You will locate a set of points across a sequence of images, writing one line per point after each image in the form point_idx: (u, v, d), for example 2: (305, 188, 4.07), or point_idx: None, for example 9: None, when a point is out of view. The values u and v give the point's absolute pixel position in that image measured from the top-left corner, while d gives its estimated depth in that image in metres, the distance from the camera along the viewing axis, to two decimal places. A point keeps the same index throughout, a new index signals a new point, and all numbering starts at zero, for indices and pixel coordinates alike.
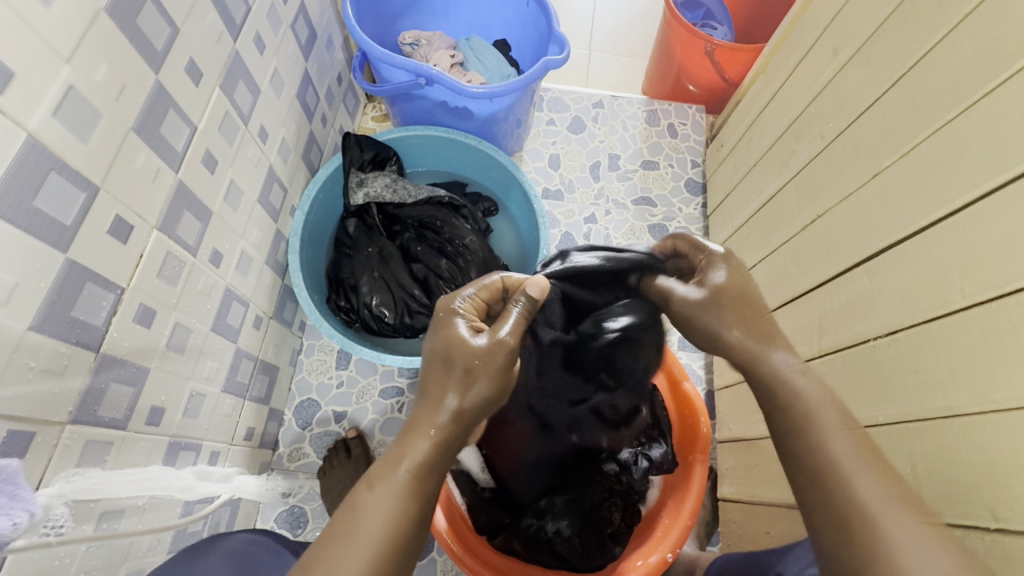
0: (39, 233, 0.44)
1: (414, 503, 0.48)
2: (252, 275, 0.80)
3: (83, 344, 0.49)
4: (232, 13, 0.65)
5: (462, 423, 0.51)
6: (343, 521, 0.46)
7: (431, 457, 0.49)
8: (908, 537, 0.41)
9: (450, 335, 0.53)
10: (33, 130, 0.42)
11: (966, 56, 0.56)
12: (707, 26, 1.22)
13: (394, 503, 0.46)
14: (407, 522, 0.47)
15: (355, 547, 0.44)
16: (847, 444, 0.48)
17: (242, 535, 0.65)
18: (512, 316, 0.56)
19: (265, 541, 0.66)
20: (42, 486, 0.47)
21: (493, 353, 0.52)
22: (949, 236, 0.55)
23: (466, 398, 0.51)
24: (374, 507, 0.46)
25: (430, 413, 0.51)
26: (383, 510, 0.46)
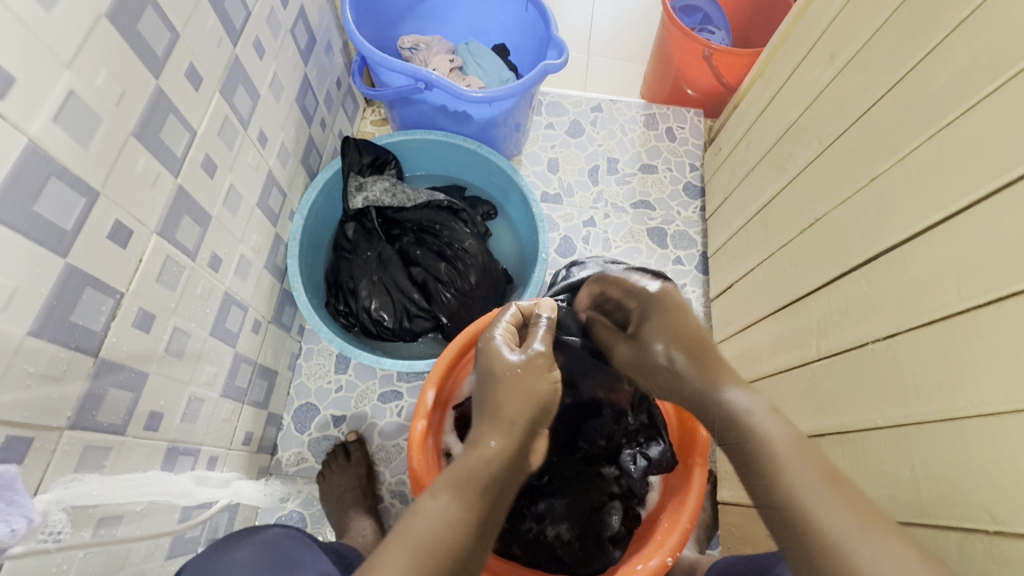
0: (38, 237, 0.44)
1: (472, 511, 0.50)
2: (251, 279, 0.79)
3: (82, 349, 0.49)
4: (232, 19, 0.65)
5: (517, 438, 0.57)
6: (403, 530, 0.48)
7: (489, 468, 0.54)
8: (872, 552, 0.43)
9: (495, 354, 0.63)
10: (33, 135, 0.42)
11: (962, 61, 0.56)
12: (704, 31, 1.23)
13: (449, 511, 0.49)
14: (463, 532, 0.48)
15: (413, 550, 0.46)
16: (804, 465, 0.50)
17: (278, 528, 0.65)
18: (540, 331, 0.68)
19: (300, 536, 0.66)
20: (40, 492, 0.46)
21: (536, 363, 0.63)
22: (947, 240, 0.55)
23: (523, 410, 0.59)
24: (432, 515, 0.48)
25: (493, 429, 0.57)
26: (439, 517, 0.48)
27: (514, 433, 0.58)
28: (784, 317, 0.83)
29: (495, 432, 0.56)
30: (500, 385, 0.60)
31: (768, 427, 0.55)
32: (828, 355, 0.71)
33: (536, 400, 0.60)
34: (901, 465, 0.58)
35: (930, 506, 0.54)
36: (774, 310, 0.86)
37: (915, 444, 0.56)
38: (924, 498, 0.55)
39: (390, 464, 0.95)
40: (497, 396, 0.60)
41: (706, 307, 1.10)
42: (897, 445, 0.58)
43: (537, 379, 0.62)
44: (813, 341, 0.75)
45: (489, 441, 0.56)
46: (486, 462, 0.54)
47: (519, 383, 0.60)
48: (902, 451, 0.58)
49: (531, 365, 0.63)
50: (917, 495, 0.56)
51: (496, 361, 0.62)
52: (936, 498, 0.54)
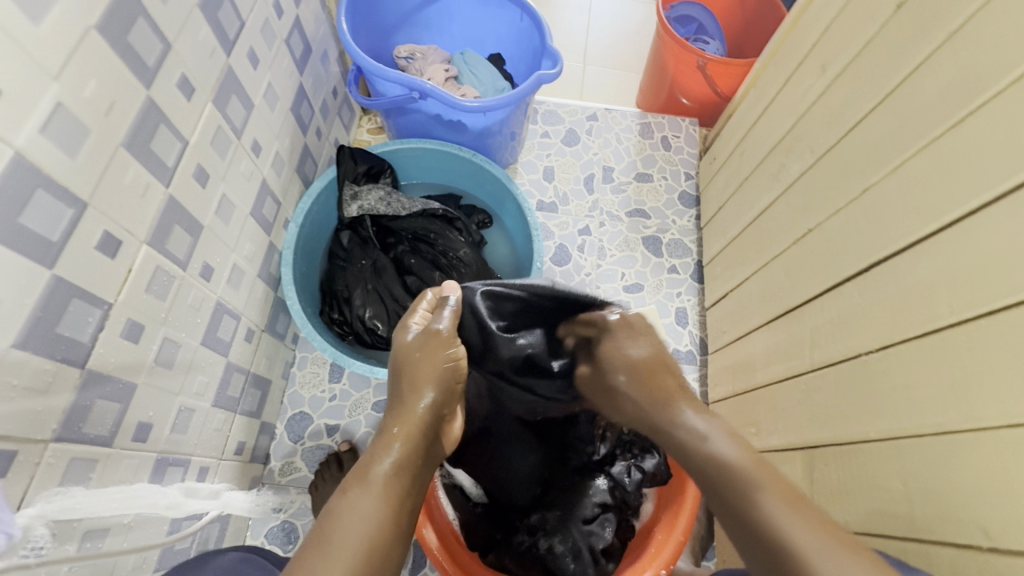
0: (24, 249, 0.43)
1: (393, 500, 0.47)
2: (244, 288, 0.79)
3: (68, 361, 0.49)
4: (225, 29, 0.65)
5: (420, 421, 0.54)
6: (320, 539, 0.43)
7: (404, 455, 0.51)
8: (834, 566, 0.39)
9: (401, 340, 0.61)
10: (19, 147, 0.42)
11: (950, 75, 0.57)
12: (699, 40, 1.25)
13: (374, 499, 0.46)
14: (392, 522, 0.46)
15: (336, 553, 0.42)
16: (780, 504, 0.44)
17: (234, 552, 0.65)
18: (449, 308, 0.64)
19: (259, 562, 0.65)
20: (23, 506, 0.46)
21: (437, 343, 0.60)
22: (939, 251, 0.55)
23: (432, 390, 0.56)
24: (352, 510, 0.45)
25: (397, 417, 0.54)
26: (362, 508, 0.45)
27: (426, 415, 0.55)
28: (778, 328, 0.83)
29: (401, 420, 0.54)
30: (404, 369, 0.58)
31: (726, 451, 0.50)
32: (822, 366, 0.71)
33: (445, 372, 0.58)
34: (893, 479, 0.57)
35: (923, 521, 0.54)
36: (768, 320, 0.86)
37: (908, 456, 0.56)
38: (917, 512, 0.55)
39: None
40: (403, 380, 0.57)
41: (702, 316, 1.10)
42: (889, 458, 0.58)
43: (446, 351, 0.60)
44: (807, 351, 0.75)
45: (393, 428, 0.53)
46: (399, 449, 0.51)
47: (422, 362, 0.58)
48: (894, 465, 0.57)
49: (436, 345, 0.60)
50: (910, 509, 0.55)
51: (400, 348, 0.59)
52: (929, 512, 0.53)
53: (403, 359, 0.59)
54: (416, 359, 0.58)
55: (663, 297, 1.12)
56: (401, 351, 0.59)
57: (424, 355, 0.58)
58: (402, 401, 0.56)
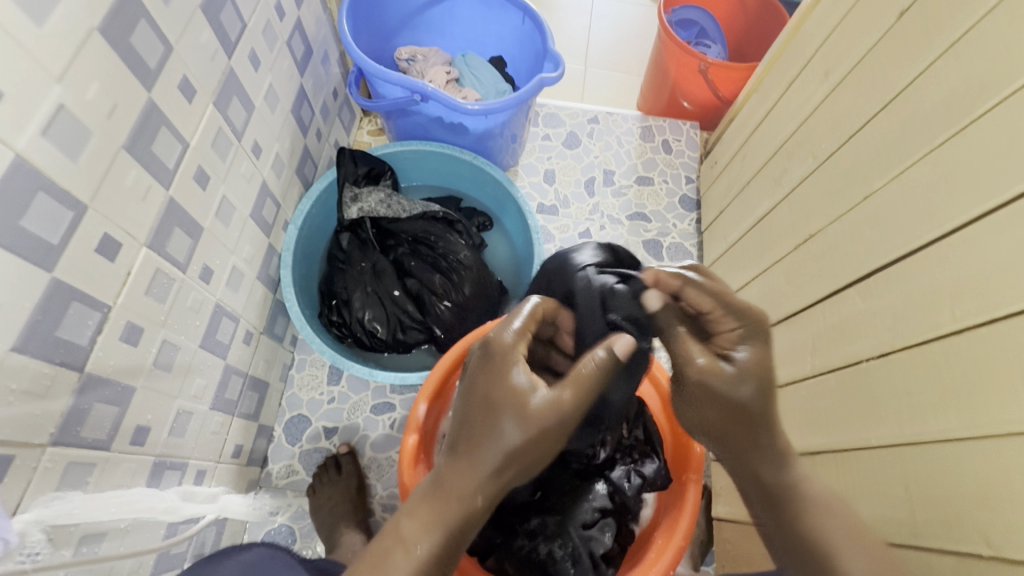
0: (24, 252, 0.43)
1: (446, 561, 0.48)
2: (243, 290, 0.79)
3: (67, 364, 0.49)
4: (227, 31, 0.65)
5: (499, 483, 0.49)
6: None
7: (463, 519, 0.48)
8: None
9: (508, 384, 0.51)
10: (21, 150, 0.42)
11: (954, 82, 0.57)
12: (700, 45, 1.26)
13: (425, 557, 0.47)
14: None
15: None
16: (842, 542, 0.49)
17: (259, 548, 0.65)
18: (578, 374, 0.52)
19: (285, 557, 0.66)
20: (19, 511, 0.45)
21: (545, 413, 0.50)
22: (941, 258, 0.55)
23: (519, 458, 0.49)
24: (405, 564, 0.46)
25: (470, 471, 0.49)
26: (410, 565, 0.46)
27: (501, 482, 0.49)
28: (779, 332, 0.82)
29: (474, 476, 0.48)
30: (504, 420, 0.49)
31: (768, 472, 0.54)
32: (823, 372, 0.71)
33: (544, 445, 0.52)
34: (894, 487, 0.57)
35: (925, 529, 0.53)
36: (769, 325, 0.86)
37: (908, 463, 0.56)
38: (918, 520, 0.54)
39: (382, 476, 0.94)
40: (498, 432, 0.49)
41: None
42: (891, 465, 0.58)
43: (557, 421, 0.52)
44: (808, 357, 0.75)
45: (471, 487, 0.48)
46: (460, 513, 0.48)
47: (523, 426, 0.49)
48: (895, 472, 0.57)
49: (545, 413, 0.50)
50: (911, 517, 0.55)
51: (508, 391, 0.50)
52: (931, 520, 0.53)
53: (511, 410, 0.49)
54: (519, 425, 0.49)
55: None
56: (508, 402, 0.50)
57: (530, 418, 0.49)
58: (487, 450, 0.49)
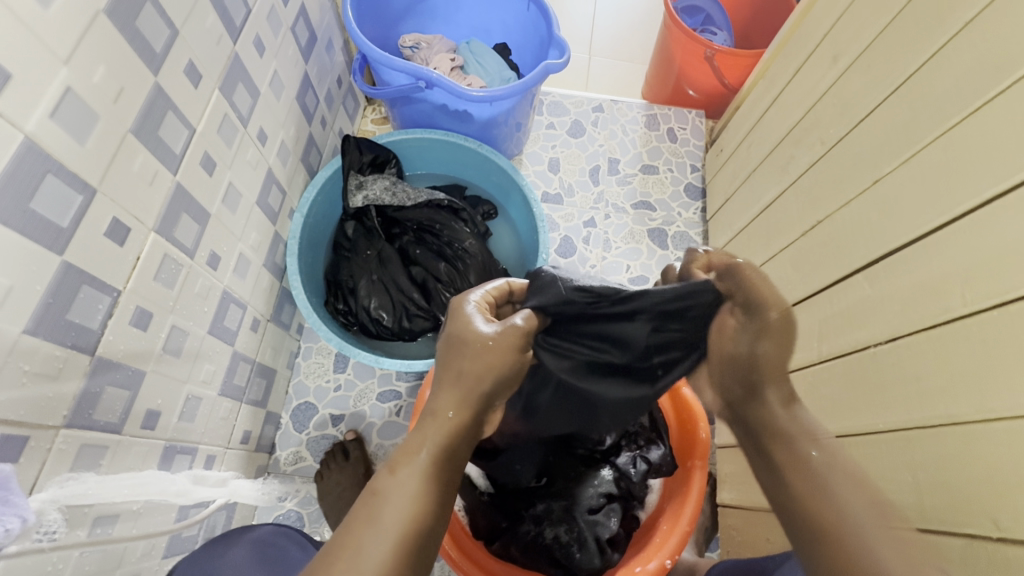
0: (34, 235, 0.43)
1: (438, 492, 0.45)
2: (250, 277, 0.79)
3: (78, 347, 0.49)
4: (232, 16, 0.65)
5: (476, 408, 0.48)
6: (366, 515, 0.43)
7: (447, 446, 0.46)
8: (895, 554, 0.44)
9: (468, 326, 0.50)
10: (30, 132, 0.42)
11: (965, 64, 0.56)
12: (706, 31, 1.22)
13: (413, 490, 0.44)
14: (430, 513, 0.44)
15: (378, 540, 0.42)
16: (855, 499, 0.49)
17: (267, 526, 0.66)
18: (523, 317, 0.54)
19: (292, 535, 0.67)
20: (35, 491, 0.46)
21: (504, 332, 0.50)
22: (948, 244, 0.55)
23: (488, 379, 0.48)
24: (393, 497, 0.44)
25: (449, 399, 0.47)
26: (401, 499, 0.43)
27: (479, 408, 0.48)
28: None
29: (445, 403, 0.47)
30: (470, 348, 0.48)
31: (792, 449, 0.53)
32: (829, 358, 0.71)
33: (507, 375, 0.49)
34: (901, 471, 0.58)
35: (931, 512, 0.54)
36: None
37: (915, 447, 0.56)
38: (926, 504, 0.55)
39: None
40: (462, 358, 0.48)
41: None
42: (898, 451, 0.58)
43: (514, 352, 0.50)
44: (815, 343, 0.75)
45: (445, 411, 0.47)
46: (443, 440, 0.46)
47: (484, 347, 0.48)
48: (902, 455, 0.58)
49: (506, 332, 0.51)
50: (918, 501, 0.55)
51: (464, 324, 0.50)
52: (937, 503, 0.53)
53: (469, 339, 0.49)
54: (484, 347, 0.48)
55: None
56: (466, 334, 0.49)
57: (486, 337, 0.49)
58: (452, 378, 0.48)
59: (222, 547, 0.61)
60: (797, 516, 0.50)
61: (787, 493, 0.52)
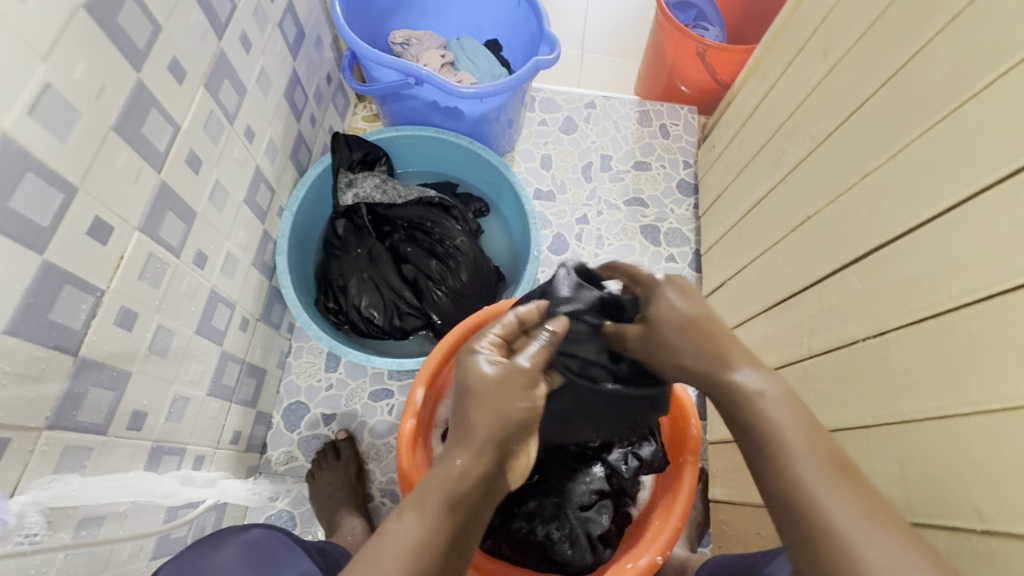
0: (14, 234, 0.43)
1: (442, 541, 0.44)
2: (239, 276, 0.78)
3: (61, 348, 0.48)
4: (217, 11, 0.64)
5: (487, 455, 0.47)
6: (366, 560, 0.43)
7: (459, 493, 0.46)
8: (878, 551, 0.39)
9: (472, 368, 0.51)
10: (8, 129, 0.41)
11: (952, 59, 0.56)
12: (699, 27, 1.22)
13: (416, 536, 0.44)
14: (429, 562, 0.43)
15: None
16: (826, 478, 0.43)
17: (259, 528, 0.65)
18: (533, 348, 0.54)
19: (283, 537, 0.66)
20: (17, 493, 0.45)
21: (511, 373, 0.50)
22: (935, 238, 0.55)
23: (498, 424, 0.47)
24: (395, 541, 0.44)
25: (459, 445, 0.47)
26: (409, 540, 0.44)
27: (493, 454, 0.47)
28: (776, 315, 0.83)
29: (455, 451, 0.47)
30: (479, 396, 0.49)
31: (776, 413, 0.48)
32: (819, 353, 0.71)
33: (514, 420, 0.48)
34: (890, 465, 0.58)
35: (918, 505, 0.54)
36: (766, 308, 0.86)
37: (903, 441, 0.56)
38: (914, 498, 0.55)
39: (381, 462, 0.95)
40: (471, 408, 0.49)
41: None
42: (887, 445, 0.58)
43: (522, 393, 0.49)
44: (805, 339, 0.75)
45: (454, 460, 0.47)
46: (453, 487, 0.46)
47: (491, 392, 0.49)
48: (891, 450, 0.58)
49: (513, 371, 0.50)
50: (906, 495, 0.56)
51: (471, 369, 0.51)
52: (925, 497, 0.53)
53: (474, 386, 0.49)
54: (490, 391, 0.49)
55: None
56: (470, 378, 0.50)
57: (492, 382, 0.49)
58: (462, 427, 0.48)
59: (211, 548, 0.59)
60: (770, 497, 0.45)
61: (759, 476, 0.47)
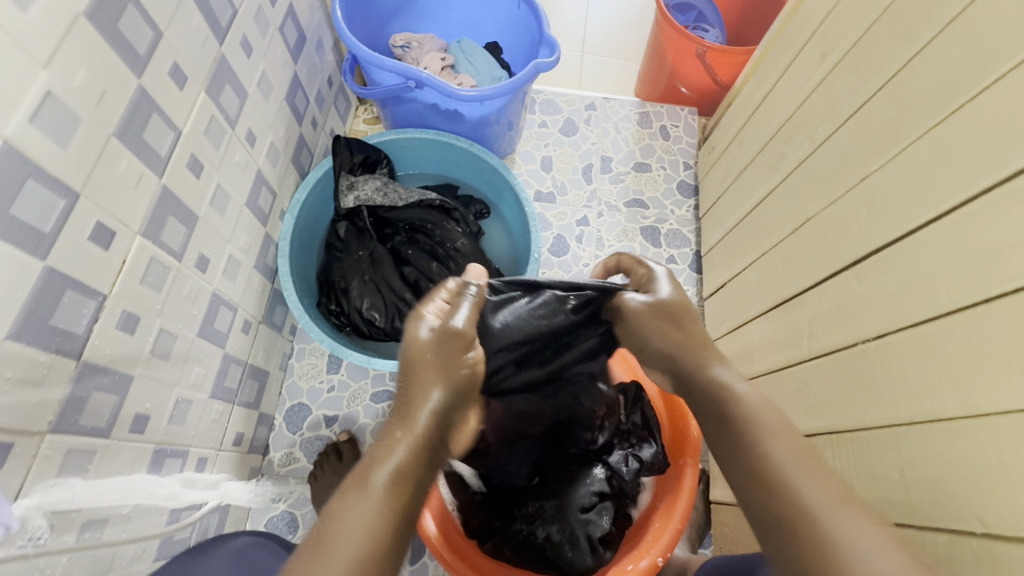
0: (16, 241, 0.43)
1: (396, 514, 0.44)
2: (241, 279, 0.79)
3: (63, 352, 0.49)
4: (217, 17, 0.64)
5: (431, 423, 0.48)
6: (323, 542, 0.41)
7: (409, 461, 0.46)
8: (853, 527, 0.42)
9: (414, 335, 0.52)
10: (9, 137, 0.41)
11: (951, 61, 0.56)
12: (698, 28, 1.22)
13: (371, 512, 0.43)
14: (388, 532, 0.42)
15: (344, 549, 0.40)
16: (796, 462, 0.47)
17: (244, 536, 0.65)
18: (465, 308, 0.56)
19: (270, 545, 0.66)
20: (21, 497, 0.46)
21: (442, 344, 0.52)
22: (934, 241, 0.55)
23: (440, 388, 0.50)
24: (351, 517, 0.42)
25: (399, 418, 0.48)
26: (362, 516, 0.42)
27: (436, 421, 0.49)
28: (776, 317, 0.83)
29: (403, 425, 0.48)
30: (423, 369, 0.50)
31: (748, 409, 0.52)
32: (819, 356, 0.71)
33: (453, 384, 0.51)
34: (890, 468, 0.58)
35: (918, 508, 0.54)
36: (765, 310, 0.86)
37: (903, 445, 0.56)
38: (914, 501, 0.55)
39: None
40: (414, 382, 0.50)
41: (700, 305, 1.10)
42: (887, 446, 0.58)
43: (460, 357, 0.52)
44: (805, 341, 0.75)
45: (397, 430, 0.48)
46: (401, 457, 0.46)
47: (431, 366, 0.51)
48: (891, 452, 0.58)
49: (448, 339, 0.52)
50: (906, 497, 0.55)
51: (414, 345, 0.52)
52: (925, 500, 0.53)
53: (415, 361, 0.51)
54: (430, 357, 0.51)
55: None
56: (411, 346, 0.52)
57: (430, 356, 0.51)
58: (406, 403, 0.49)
59: (200, 556, 0.61)
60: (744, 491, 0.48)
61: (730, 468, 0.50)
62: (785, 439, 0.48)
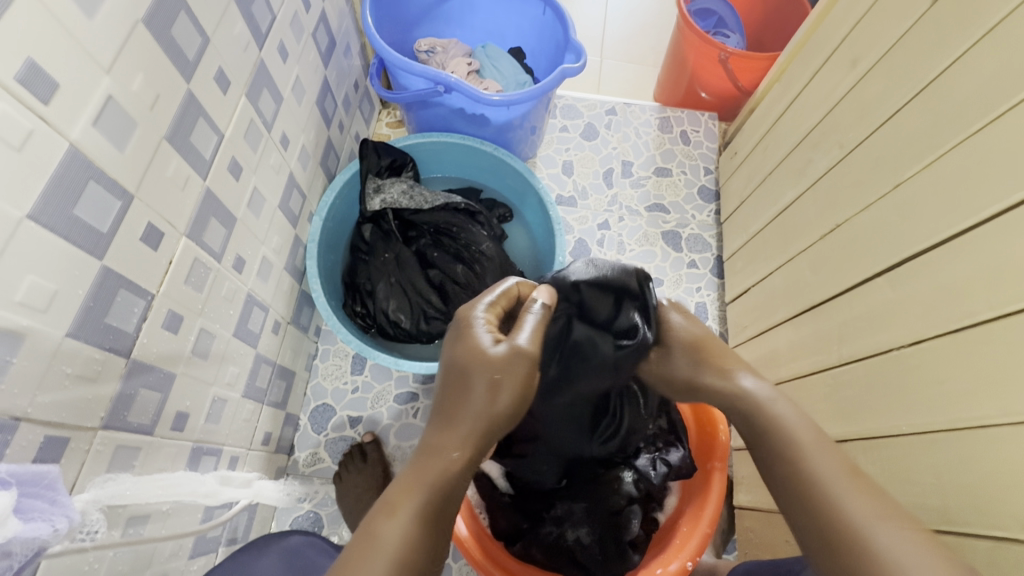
0: (77, 240, 0.44)
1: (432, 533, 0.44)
2: (273, 280, 0.80)
3: (115, 350, 0.50)
4: (258, 23, 0.66)
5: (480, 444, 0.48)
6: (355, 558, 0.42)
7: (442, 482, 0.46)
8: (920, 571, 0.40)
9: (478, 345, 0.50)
10: (74, 140, 0.43)
11: (989, 69, 0.56)
12: (719, 34, 1.24)
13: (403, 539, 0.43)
14: (423, 548, 0.43)
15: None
16: (856, 498, 0.46)
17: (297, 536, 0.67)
18: (531, 320, 0.53)
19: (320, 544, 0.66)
20: (76, 491, 0.47)
21: (519, 360, 0.50)
22: (972, 248, 0.56)
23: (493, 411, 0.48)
24: (386, 541, 0.42)
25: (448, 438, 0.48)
26: (396, 538, 0.43)
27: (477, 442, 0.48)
28: (803, 323, 0.83)
29: (455, 443, 0.47)
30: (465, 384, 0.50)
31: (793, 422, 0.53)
32: (850, 361, 0.71)
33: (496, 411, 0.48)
34: (925, 474, 0.58)
35: (957, 514, 0.54)
36: (792, 316, 0.86)
37: (942, 451, 0.56)
38: (951, 507, 0.55)
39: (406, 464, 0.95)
40: (461, 396, 0.49)
41: (722, 310, 1.10)
42: (922, 454, 0.58)
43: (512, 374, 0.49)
44: (834, 347, 0.75)
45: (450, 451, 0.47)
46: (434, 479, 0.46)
47: (482, 379, 0.49)
48: (928, 460, 0.57)
49: (515, 358, 0.49)
50: (942, 502, 0.56)
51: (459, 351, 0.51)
52: (964, 506, 0.53)
53: (479, 373, 0.49)
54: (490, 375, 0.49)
55: (683, 292, 1.12)
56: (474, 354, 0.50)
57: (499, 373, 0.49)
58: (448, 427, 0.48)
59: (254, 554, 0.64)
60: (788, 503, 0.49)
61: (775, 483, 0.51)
62: (828, 452, 0.50)
